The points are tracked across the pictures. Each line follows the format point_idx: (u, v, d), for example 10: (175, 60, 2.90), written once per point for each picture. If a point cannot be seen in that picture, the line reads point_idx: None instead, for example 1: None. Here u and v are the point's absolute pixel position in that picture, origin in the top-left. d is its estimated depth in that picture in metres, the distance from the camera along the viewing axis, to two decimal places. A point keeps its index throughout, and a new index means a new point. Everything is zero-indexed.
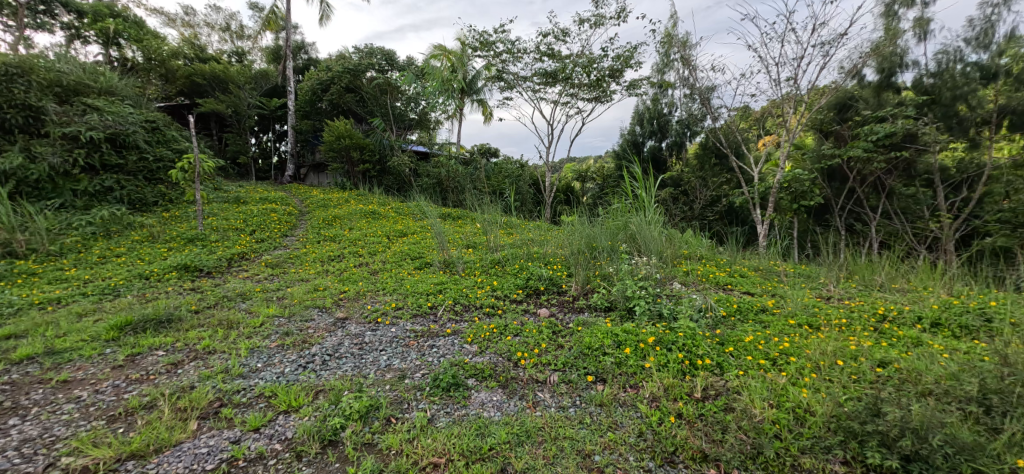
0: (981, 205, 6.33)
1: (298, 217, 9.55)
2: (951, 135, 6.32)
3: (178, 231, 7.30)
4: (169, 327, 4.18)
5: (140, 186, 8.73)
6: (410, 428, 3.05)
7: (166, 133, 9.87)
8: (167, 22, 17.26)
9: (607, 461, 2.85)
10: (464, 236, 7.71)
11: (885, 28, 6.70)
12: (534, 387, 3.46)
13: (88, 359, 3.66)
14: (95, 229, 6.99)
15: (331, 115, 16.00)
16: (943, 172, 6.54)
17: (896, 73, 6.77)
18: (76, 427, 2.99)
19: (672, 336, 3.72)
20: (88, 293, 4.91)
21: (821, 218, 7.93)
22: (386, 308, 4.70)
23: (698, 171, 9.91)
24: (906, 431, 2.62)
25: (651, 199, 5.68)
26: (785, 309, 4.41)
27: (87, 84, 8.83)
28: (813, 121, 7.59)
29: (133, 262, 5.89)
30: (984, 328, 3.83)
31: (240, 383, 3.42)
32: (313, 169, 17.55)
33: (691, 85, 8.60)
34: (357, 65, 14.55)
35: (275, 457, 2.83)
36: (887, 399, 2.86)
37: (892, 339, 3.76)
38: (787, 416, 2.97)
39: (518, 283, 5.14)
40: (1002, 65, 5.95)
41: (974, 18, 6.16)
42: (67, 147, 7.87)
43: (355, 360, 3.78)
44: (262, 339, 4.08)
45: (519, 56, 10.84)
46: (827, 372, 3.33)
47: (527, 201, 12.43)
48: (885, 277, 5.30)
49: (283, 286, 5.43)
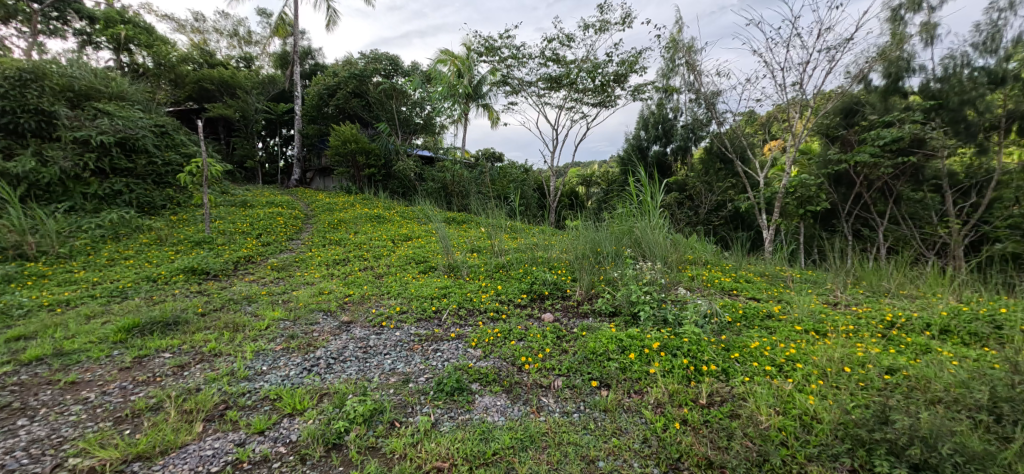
0: (991, 211, 6.27)
1: (304, 220, 9.62)
2: (960, 141, 6.28)
3: (186, 234, 7.36)
4: (175, 330, 4.21)
5: (148, 190, 8.88)
6: (413, 433, 3.04)
7: (175, 138, 9.98)
8: (177, 28, 17.41)
9: (611, 467, 2.83)
10: (469, 240, 7.75)
11: (892, 33, 6.63)
12: (538, 392, 3.45)
13: (96, 361, 3.70)
14: (104, 231, 7.08)
15: (338, 120, 16.15)
16: (951, 177, 6.52)
17: (902, 78, 6.71)
18: (84, 428, 3.01)
19: (676, 342, 3.73)
20: (97, 295, 4.95)
21: (828, 223, 7.96)
22: (391, 312, 4.72)
23: (703, 176, 9.90)
24: (915, 439, 2.58)
25: (657, 203, 5.46)
26: (792, 315, 4.36)
27: (99, 89, 8.95)
28: (819, 127, 7.58)
29: (141, 265, 5.94)
30: (993, 335, 3.79)
31: (246, 386, 3.44)
32: (318, 173, 17.68)
33: (696, 89, 8.53)
34: (362, 71, 14.67)
35: (280, 460, 2.84)
36: (896, 407, 2.83)
37: (900, 346, 3.73)
38: (794, 424, 2.95)
39: (522, 287, 5.18)
40: (1010, 69, 5.89)
41: (981, 23, 6.12)
42: (78, 151, 7.99)
43: (360, 364, 3.80)
44: (267, 342, 4.10)
45: (524, 61, 10.85)
46: (834, 379, 3.30)
47: (531, 205, 12.42)
48: (893, 283, 5.25)
49: (289, 289, 5.45)
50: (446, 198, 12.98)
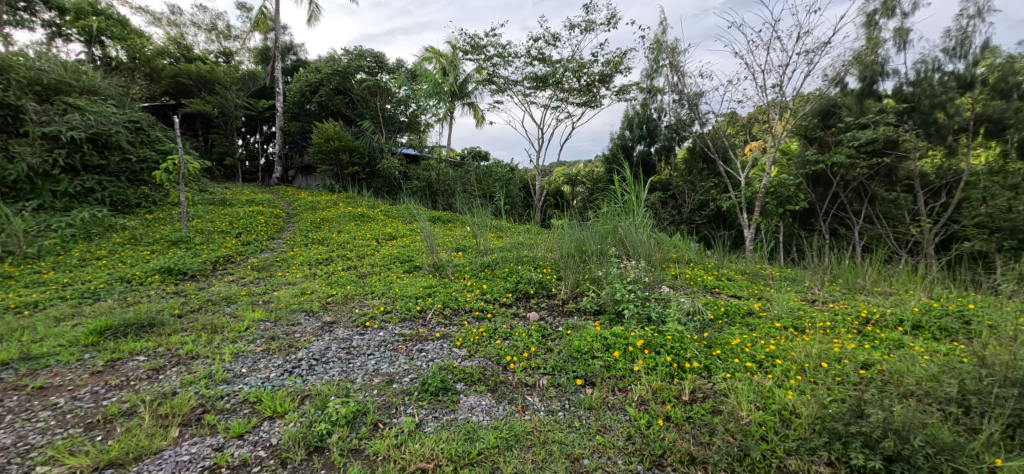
0: (960, 210, 6.46)
1: (285, 219, 9.48)
2: (930, 142, 6.45)
3: (162, 233, 7.17)
4: (151, 332, 4.10)
5: (122, 188, 8.62)
6: (397, 434, 3.01)
7: (150, 133, 9.70)
8: (153, 21, 16.94)
9: (596, 465, 2.84)
10: (454, 239, 7.69)
11: (867, 38, 6.79)
12: (522, 390, 3.44)
13: (66, 365, 3.57)
14: (76, 231, 6.85)
15: (320, 117, 15.92)
16: (923, 177, 6.70)
17: (877, 81, 6.89)
18: (53, 435, 2.91)
19: (660, 339, 3.76)
20: (67, 297, 4.78)
21: (806, 223, 8.13)
22: (375, 312, 4.66)
23: (686, 176, 10.02)
24: (889, 432, 2.64)
25: (641, 202, 5.56)
26: (771, 312, 4.44)
27: (69, 83, 8.69)
28: (798, 128, 7.68)
29: (114, 266, 5.77)
30: (962, 330, 3.90)
31: (224, 389, 3.36)
32: (300, 171, 17.40)
33: (679, 91, 8.61)
34: (346, 68, 14.49)
35: (259, 464, 2.78)
36: (870, 401, 2.89)
37: (875, 341, 3.81)
38: (773, 419, 2.98)
39: (507, 286, 5.16)
40: (978, 74, 6.13)
41: (951, 29, 6.30)
42: (46, 147, 7.71)
43: (343, 365, 3.74)
44: (247, 343, 4.02)
45: (509, 60, 10.84)
46: (812, 374, 3.36)
47: (516, 205, 12.40)
48: (867, 280, 5.39)
49: (269, 290, 5.35)
50: (431, 197, 12.89)
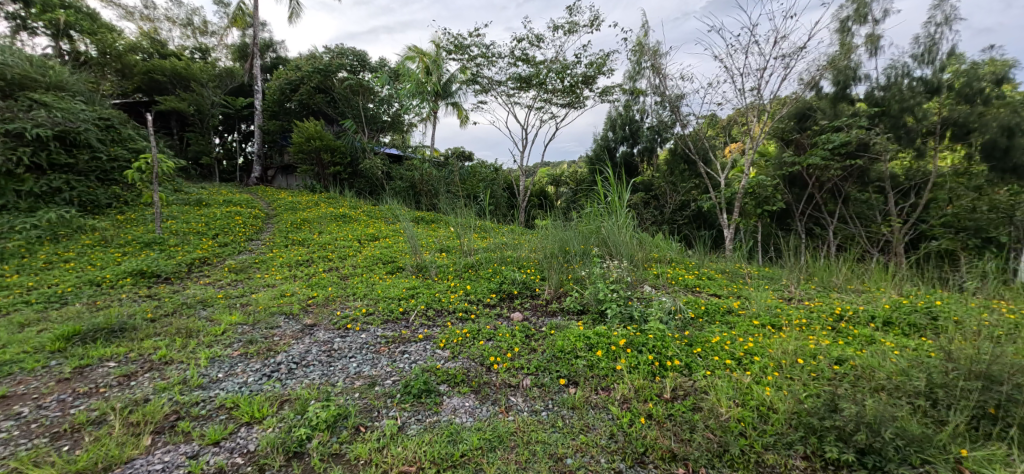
0: (929, 210, 6.67)
1: (264, 220, 9.30)
2: (900, 145, 6.64)
3: (134, 235, 6.96)
4: (121, 337, 3.97)
5: (91, 187, 8.36)
6: (379, 437, 2.97)
7: (121, 131, 9.42)
8: (125, 15, 16.44)
9: (578, 464, 2.85)
10: (437, 240, 7.65)
11: (840, 43, 6.95)
12: (505, 391, 3.43)
13: (31, 373, 3.44)
14: (42, 232, 6.61)
15: (300, 116, 15.67)
16: (893, 179, 6.90)
17: (850, 86, 7.05)
18: (16, 446, 2.79)
19: (642, 338, 3.79)
20: (32, 301, 4.61)
21: (783, 223, 8.29)
22: (357, 314, 4.59)
23: (667, 176, 10.14)
24: (861, 425, 2.71)
25: (623, 203, 5.61)
26: (750, 310, 4.52)
27: (35, 78, 8.36)
28: (775, 130, 7.86)
29: (83, 268, 5.58)
30: (930, 326, 4.02)
31: (199, 394, 3.27)
32: (281, 171, 17.10)
33: (661, 93, 8.70)
34: (327, 66, 14.29)
35: (236, 471, 2.72)
36: (844, 395, 2.96)
37: (848, 338, 3.91)
38: (751, 414, 3.03)
39: (491, 287, 5.14)
40: (944, 79, 6.33)
41: (920, 36, 6.50)
42: (10, 145, 7.37)
43: (324, 368, 3.67)
44: (224, 347, 3.92)
45: (493, 61, 10.82)
46: (789, 370, 3.42)
47: (500, 205, 12.38)
48: (842, 279, 5.52)
49: (247, 292, 5.22)
50: (414, 197, 12.80)
